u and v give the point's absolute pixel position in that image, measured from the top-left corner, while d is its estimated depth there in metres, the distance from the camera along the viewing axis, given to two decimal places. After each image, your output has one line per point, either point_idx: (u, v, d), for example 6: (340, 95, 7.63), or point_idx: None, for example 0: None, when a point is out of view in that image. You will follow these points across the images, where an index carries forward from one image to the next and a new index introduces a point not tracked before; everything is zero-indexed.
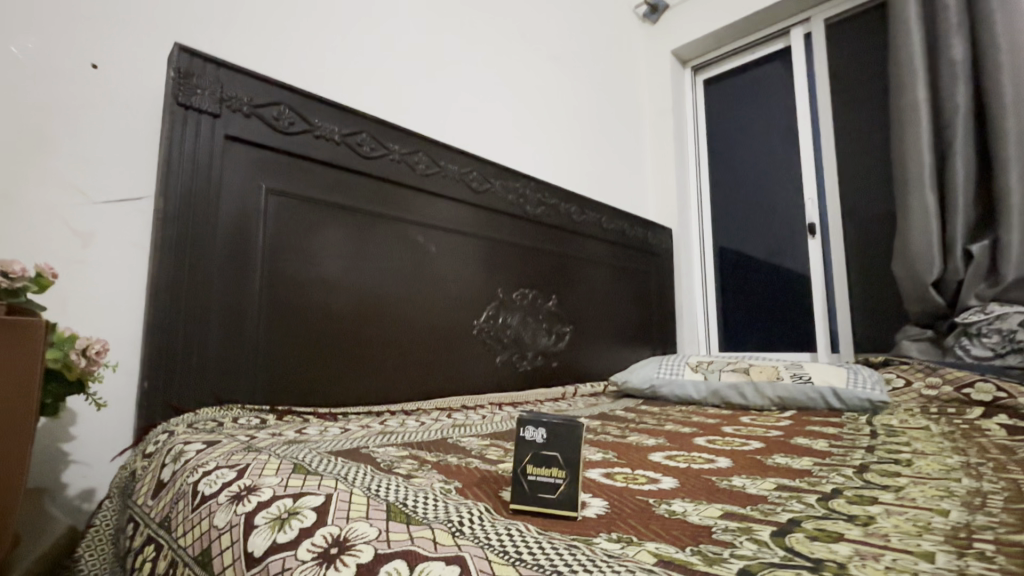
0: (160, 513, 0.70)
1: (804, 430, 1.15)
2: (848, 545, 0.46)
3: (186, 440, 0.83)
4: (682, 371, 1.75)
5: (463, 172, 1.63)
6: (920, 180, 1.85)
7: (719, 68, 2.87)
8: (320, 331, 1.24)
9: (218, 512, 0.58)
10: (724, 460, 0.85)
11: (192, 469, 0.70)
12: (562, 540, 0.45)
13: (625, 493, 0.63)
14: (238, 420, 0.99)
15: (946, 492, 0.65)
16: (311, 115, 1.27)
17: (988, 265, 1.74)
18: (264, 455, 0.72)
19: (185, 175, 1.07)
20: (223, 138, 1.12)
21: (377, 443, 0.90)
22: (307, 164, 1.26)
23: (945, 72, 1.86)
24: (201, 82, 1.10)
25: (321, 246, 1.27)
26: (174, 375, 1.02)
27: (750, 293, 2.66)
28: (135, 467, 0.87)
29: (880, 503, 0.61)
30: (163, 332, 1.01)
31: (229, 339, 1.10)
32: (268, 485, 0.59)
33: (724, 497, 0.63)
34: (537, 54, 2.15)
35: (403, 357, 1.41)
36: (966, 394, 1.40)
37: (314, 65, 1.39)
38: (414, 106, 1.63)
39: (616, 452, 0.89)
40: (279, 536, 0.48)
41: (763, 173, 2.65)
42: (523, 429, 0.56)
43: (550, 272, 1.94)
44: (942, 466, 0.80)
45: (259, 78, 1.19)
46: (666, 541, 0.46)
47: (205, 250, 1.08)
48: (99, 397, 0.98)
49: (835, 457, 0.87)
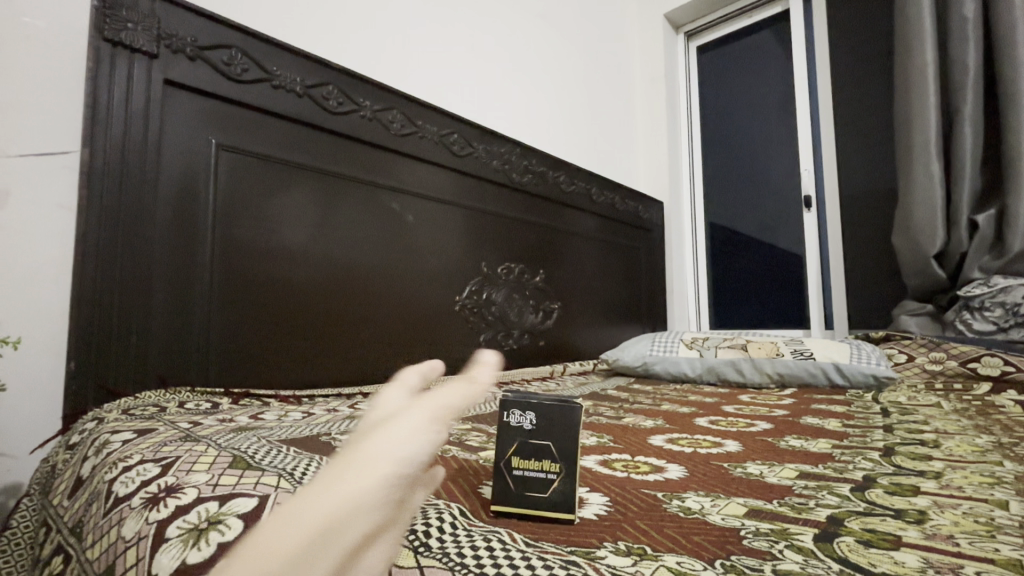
0: (73, 518, 0.58)
1: (809, 408, 1.08)
2: (913, 554, 0.37)
3: (114, 429, 0.71)
4: (676, 348, 1.67)
5: (442, 134, 1.50)
6: (926, 147, 1.77)
7: (713, 34, 2.74)
8: (281, 307, 1.12)
9: (128, 519, 0.46)
10: (733, 444, 0.76)
11: (112, 464, 0.58)
12: (556, 555, 0.35)
13: (627, 486, 0.54)
14: (185, 404, 0.88)
15: (994, 479, 0.57)
16: (267, 62, 1.13)
17: (993, 235, 1.68)
18: (201, 446, 0.60)
19: (118, 126, 0.92)
20: (162, 83, 0.97)
21: (341, 430, 0.79)
22: (262, 118, 1.12)
23: (956, 31, 1.76)
24: (132, 16, 0.94)
25: (282, 210, 1.14)
26: (109, 354, 0.89)
27: (741, 270, 2.59)
28: (57, 460, 0.76)
29: (925, 494, 0.52)
30: (93, 305, 0.88)
31: (175, 314, 0.97)
32: (193, 485, 0.48)
33: (743, 489, 0.53)
34: (521, 11, 2.00)
35: (379, 336, 1.30)
36: (972, 369, 1.33)
37: (269, 10, 1.24)
38: (386, 63, 1.50)
39: (612, 436, 0.80)
40: (189, 555, 0.37)
41: (759, 144, 2.55)
42: (508, 414, 0.46)
43: (538, 245, 1.83)
44: (975, 448, 0.72)
45: (205, 15, 1.04)
46: (689, 554, 0.36)
47: (145, 212, 0.95)
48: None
49: (854, 439, 0.79)
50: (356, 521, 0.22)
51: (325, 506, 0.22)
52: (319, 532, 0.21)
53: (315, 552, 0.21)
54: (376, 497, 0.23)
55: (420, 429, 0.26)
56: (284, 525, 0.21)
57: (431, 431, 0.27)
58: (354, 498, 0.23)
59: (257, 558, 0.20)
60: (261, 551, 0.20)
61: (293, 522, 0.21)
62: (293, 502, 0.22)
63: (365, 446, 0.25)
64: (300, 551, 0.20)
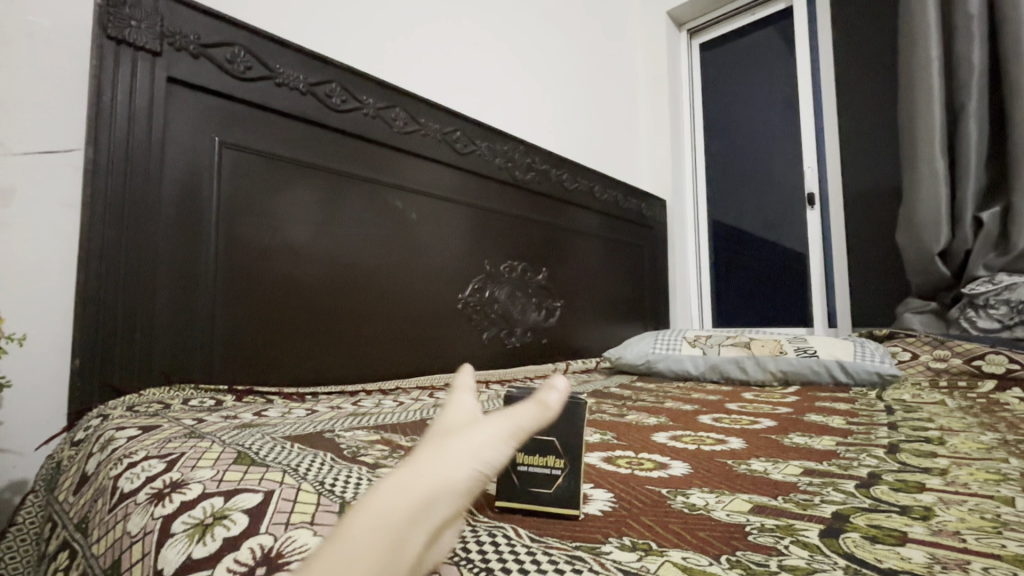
0: (78, 514, 0.58)
1: (813, 406, 1.08)
2: (920, 550, 0.37)
3: (119, 426, 0.71)
4: (679, 346, 1.66)
5: (445, 132, 1.50)
6: (930, 144, 1.77)
7: (716, 31, 2.73)
8: (285, 305, 1.12)
9: (134, 515, 0.46)
10: (736, 441, 0.76)
11: (117, 460, 0.59)
12: (561, 550, 0.35)
13: (632, 482, 0.53)
14: (189, 401, 0.88)
15: (1000, 476, 0.57)
16: (270, 59, 1.13)
17: (998, 232, 1.67)
18: (206, 442, 0.61)
19: (122, 123, 0.92)
20: (166, 81, 0.97)
21: (345, 426, 0.79)
22: (266, 116, 1.12)
23: (961, 27, 1.75)
24: (136, 13, 0.94)
25: (286, 208, 1.14)
26: (114, 352, 0.90)
27: (744, 269, 2.58)
28: (62, 456, 0.76)
29: (931, 490, 0.52)
30: (98, 302, 0.88)
31: (179, 312, 0.97)
32: (198, 481, 0.48)
33: (748, 486, 0.53)
34: (523, 8, 1.99)
35: (383, 334, 1.30)
36: (977, 367, 1.33)
37: (272, 8, 1.24)
38: (388, 60, 1.50)
39: (615, 433, 0.80)
40: (196, 550, 0.38)
41: (762, 141, 2.54)
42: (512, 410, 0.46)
43: (541, 243, 1.83)
44: (980, 444, 0.72)
45: (209, 13, 1.04)
46: (695, 550, 0.36)
47: (149, 210, 0.95)
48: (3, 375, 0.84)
49: (858, 436, 0.78)
50: (435, 509, 0.28)
51: (414, 492, 0.28)
52: (410, 514, 0.27)
53: (404, 530, 0.27)
54: (454, 492, 0.29)
55: (493, 441, 0.31)
56: (383, 502, 0.27)
57: (497, 448, 0.31)
58: (437, 490, 0.29)
59: (364, 520, 0.26)
60: (368, 516, 0.27)
61: (392, 501, 0.27)
62: (392, 483, 0.28)
63: (449, 447, 0.31)
64: (397, 518, 0.27)
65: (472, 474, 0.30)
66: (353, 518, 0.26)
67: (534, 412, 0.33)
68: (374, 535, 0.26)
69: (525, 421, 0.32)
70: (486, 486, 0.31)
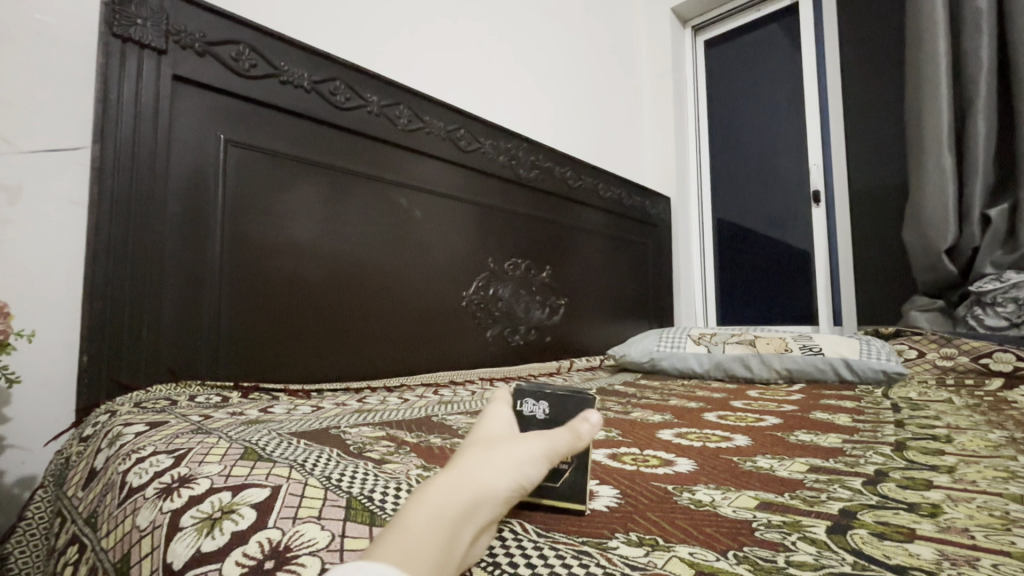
0: (88, 508, 0.59)
1: (818, 404, 1.07)
2: (929, 547, 0.36)
3: (127, 421, 0.71)
4: (684, 343, 1.66)
5: (449, 130, 1.50)
6: (937, 141, 1.75)
7: (720, 28, 2.72)
8: (290, 302, 1.13)
9: (142, 509, 0.47)
10: (742, 438, 0.76)
11: (125, 455, 0.59)
12: (569, 545, 0.35)
13: (638, 479, 0.53)
14: (195, 397, 0.89)
15: (1008, 474, 0.56)
16: (275, 57, 1.13)
17: (1006, 229, 1.66)
18: (213, 437, 0.61)
19: (128, 120, 0.93)
20: (171, 79, 0.98)
21: (350, 423, 0.79)
22: (270, 114, 1.12)
23: (968, 23, 1.73)
24: (141, 11, 0.95)
25: (291, 206, 1.14)
26: (121, 348, 0.90)
27: (749, 267, 2.58)
28: (71, 452, 0.77)
29: (938, 488, 0.51)
30: (106, 298, 0.89)
31: (186, 308, 0.98)
32: (205, 476, 0.48)
33: (755, 483, 0.53)
34: (527, 6, 1.99)
35: (387, 331, 1.31)
36: (985, 365, 1.32)
37: (276, 6, 1.24)
38: (393, 58, 1.50)
39: (621, 430, 0.80)
40: (204, 543, 0.38)
41: (766, 139, 2.53)
42: (522, 404, 0.46)
43: (545, 241, 1.83)
44: (988, 443, 0.72)
45: (215, 11, 1.04)
46: (701, 545, 0.36)
47: (156, 207, 0.95)
48: (12, 371, 0.85)
49: (864, 434, 0.78)
50: (480, 511, 0.31)
51: (467, 493, 0.31)
52: (465, 511, 0.30)
53: (458, 525, 0.29)
54: (498, 498, 0.32)
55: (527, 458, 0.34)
56: (441, 500, 0.30)
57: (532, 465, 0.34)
58: (486, 494, 0.32)
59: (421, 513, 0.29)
60: (425, 509, 0.29)
61: (451, 498, 0.30)
62: (447, 483, 0.31)
63: (492, 457, 0.34)
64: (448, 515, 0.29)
65: (512, 485, 0.33)
66: (416, 513, 0.29)
67: (572, 437, 0.37)
68: (436, 529, 0.28)
69: (560, 444, 0.36)
70: (522, 497, 0.35)
